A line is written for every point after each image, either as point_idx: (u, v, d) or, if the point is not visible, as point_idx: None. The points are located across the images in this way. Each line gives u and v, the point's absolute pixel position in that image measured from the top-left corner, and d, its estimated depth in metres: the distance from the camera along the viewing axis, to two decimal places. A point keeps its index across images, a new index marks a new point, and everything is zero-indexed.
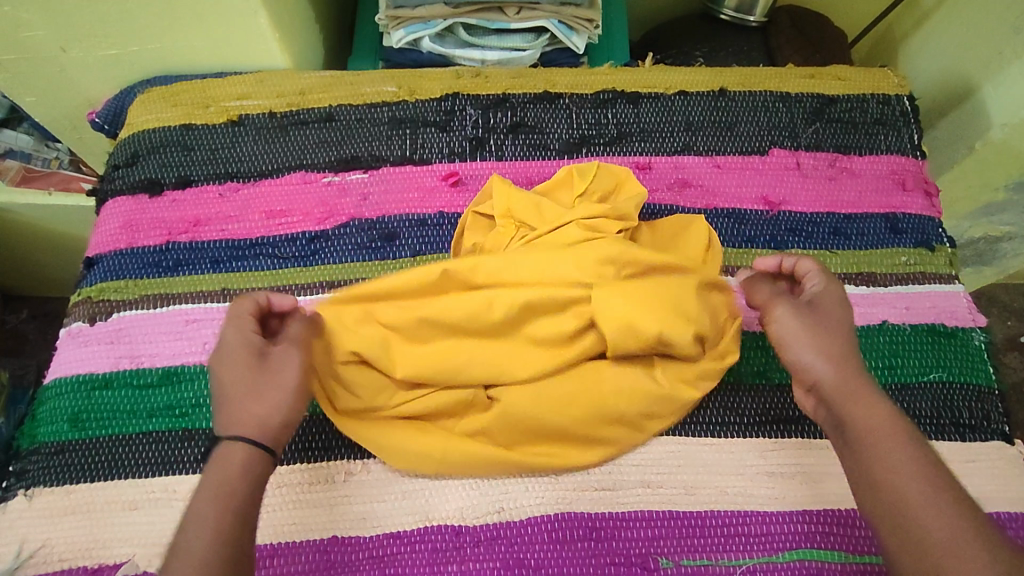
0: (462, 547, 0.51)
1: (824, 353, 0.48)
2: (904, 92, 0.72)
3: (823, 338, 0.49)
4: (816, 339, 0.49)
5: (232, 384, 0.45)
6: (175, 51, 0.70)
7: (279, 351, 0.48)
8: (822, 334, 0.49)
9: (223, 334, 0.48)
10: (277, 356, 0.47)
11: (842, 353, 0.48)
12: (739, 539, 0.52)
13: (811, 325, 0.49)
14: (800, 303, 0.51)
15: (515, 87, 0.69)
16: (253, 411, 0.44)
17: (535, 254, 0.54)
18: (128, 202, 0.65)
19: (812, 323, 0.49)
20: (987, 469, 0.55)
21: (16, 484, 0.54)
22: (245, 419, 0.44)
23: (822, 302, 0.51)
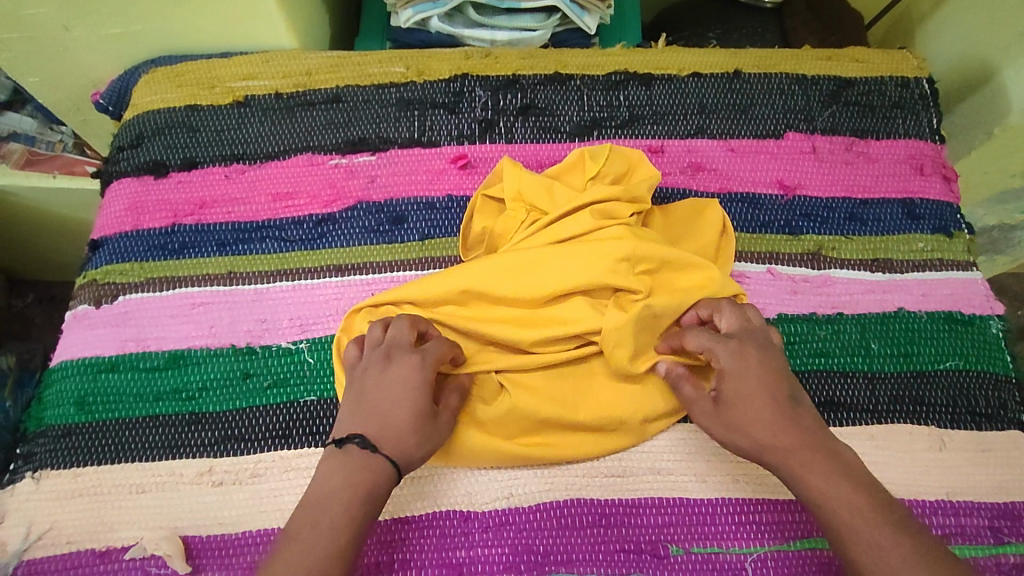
0: (471, 533, 0.51)
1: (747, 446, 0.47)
2: (923, 75, 0.70)
3: (739, 432, 0.47)
4: (735, 437, 0.48)
5: (403, 412, 0.47)
6: (179, 29, 0.69)
7: (444, 409, 0.50)
8: (738, 430, 0.47)
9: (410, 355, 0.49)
10: (442, 416, 0.49)
11: (767, 438, 0.46)
12: (751, 527, 0.52)
13: (726, 424, 0.48)
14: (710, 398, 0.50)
15: (524, 68, 0.68)
16: (410, 450, 0.46)
17: (552, 253, 0.53)
18: (133, 183, 0.64)
19: (723, 419, 0.48)
20: (1003, 459, 0.55)
21: (23, 466, 0.54)
22: (403, 456, 0.46)
23: (725, 380, 0.49)
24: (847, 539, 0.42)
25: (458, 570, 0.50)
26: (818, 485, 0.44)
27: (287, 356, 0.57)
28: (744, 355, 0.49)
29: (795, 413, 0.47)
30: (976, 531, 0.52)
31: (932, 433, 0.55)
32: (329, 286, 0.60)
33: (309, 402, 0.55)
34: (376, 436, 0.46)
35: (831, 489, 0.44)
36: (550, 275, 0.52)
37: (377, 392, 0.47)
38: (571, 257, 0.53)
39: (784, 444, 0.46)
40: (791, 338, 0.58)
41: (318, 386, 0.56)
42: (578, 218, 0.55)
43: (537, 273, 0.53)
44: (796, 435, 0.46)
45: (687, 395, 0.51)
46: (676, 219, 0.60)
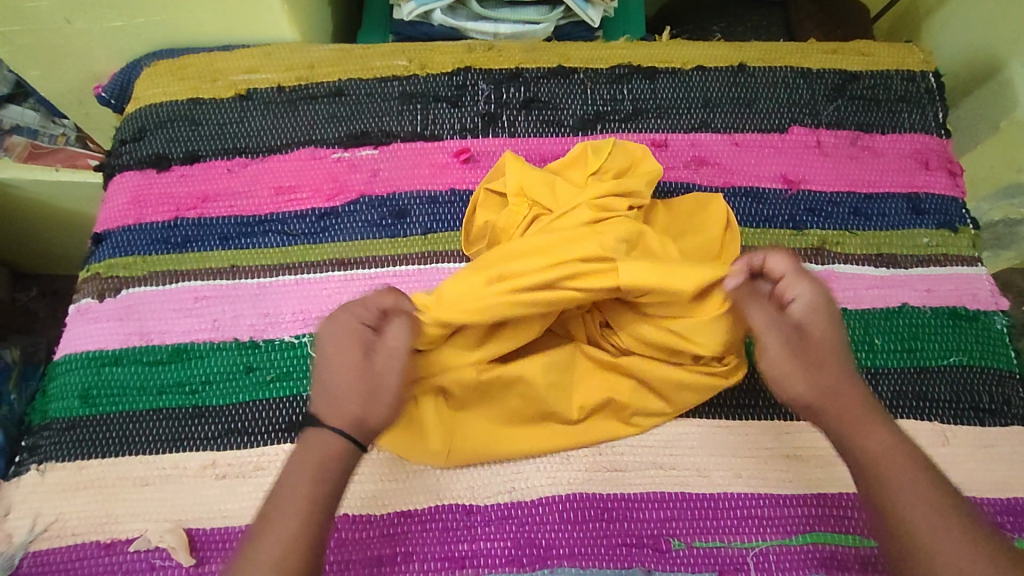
0: (474, 526, 0.51)
1: (814, 389, 0.48)
2: (929, 68, 0.70)
3: (811, 375, 0.48)
4: (809, 377, 0.48)
5: (337, 372, 0.46)
6: (181, 22, 0.68)
7: (382, 356, 0.47)
8: (814, 370, 0.48)
9: (340, 311, 0.48)
10: (377, 362, 0.46)
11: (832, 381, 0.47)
12: (752, 522, 0.52)
13: (797, 365, 0.48)
14: (788, 331, 0.49)
15: (528, 62, 0.68)
16: (352, 409, 0.45)
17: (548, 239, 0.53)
18: (136, 177, 0.64)
19: (801, 358, 0.48)
20: (1006, 454, 0.55)
21: (29, 458, 0.54)
22: (341, 417, 0.45)
23: (811, 318, 0.48)
24: (901, 507, 0.42)
25: (460, 563, 0.50)
26: (874, 446, 0.45)
27: (290, 350, 0.57)
28: (828, 302, 0.49)
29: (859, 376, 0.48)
30: None
31: (935, 429, 0.55)
32: (332, 280, 0.60)
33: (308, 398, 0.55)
34: (320, 406, 0.46)
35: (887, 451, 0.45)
36: (547, 253, 0.52)
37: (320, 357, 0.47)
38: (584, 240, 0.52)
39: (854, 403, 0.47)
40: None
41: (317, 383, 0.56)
42: (583, 215, 0.54)
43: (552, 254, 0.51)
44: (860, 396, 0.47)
45: (757, 322, 0.49)
46: (678, 213, 0.60)
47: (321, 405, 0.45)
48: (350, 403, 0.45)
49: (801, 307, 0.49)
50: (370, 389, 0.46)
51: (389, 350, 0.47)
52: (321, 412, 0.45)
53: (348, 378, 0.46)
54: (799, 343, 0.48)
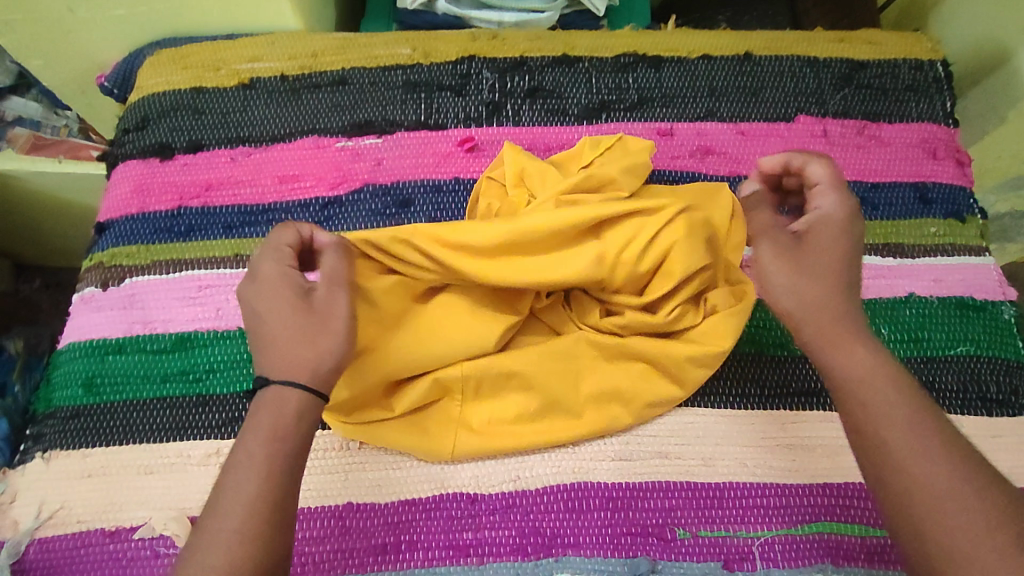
0: (478, 515, 0.51)
1: (810, 290, 0.44)
2: (937, 57, 0.69)
3: (812, 273, 0.45)
4: (803, 274, 0.45)
5: (273, 324, 0.43)
6: (184, 11, 0.68)
7: (321, 289, 0.45)
8: (810, 271, 0.45)
9: (258, 262, 0.45)
10: (319, 295, 0.45)
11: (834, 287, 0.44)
12: (758, 511, 0.51)
13: (802, 262, 0.45)
14: (792, 234, 0.48)
15: (532, 51, 0.67)
16: (303, 352, 0.42)
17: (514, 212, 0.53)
18: (139, 165, 0.64)
19: (803, 258, 0.46)
20: (1013, 444, 0.54)
21: (33, 447, 0.54)
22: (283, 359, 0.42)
23: (820, 224, 0.47)
24: None
25: (465, 551, 0.50)
26: None
27: None
28: (852, 217, 0.48)
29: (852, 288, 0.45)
30: None
31: None
32: None
33: None
34: (265, 361, 0.42)
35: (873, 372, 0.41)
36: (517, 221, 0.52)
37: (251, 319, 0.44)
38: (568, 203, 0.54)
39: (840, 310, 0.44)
40: (774, 326, 0.57)
41: None
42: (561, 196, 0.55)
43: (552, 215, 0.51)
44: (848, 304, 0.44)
45: (757, 223, 0.49)
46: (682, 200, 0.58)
47: (266, 362, 0.42)
48: (303, 346, 0.42)
49: (817, 214, 0.48)
50: (319, 323, 0.43)
51: (328, 278, 0.46)
52: (269, 369, 0.42)
53: (286, 322, 0.43)
54: (803, 240, 0.47)
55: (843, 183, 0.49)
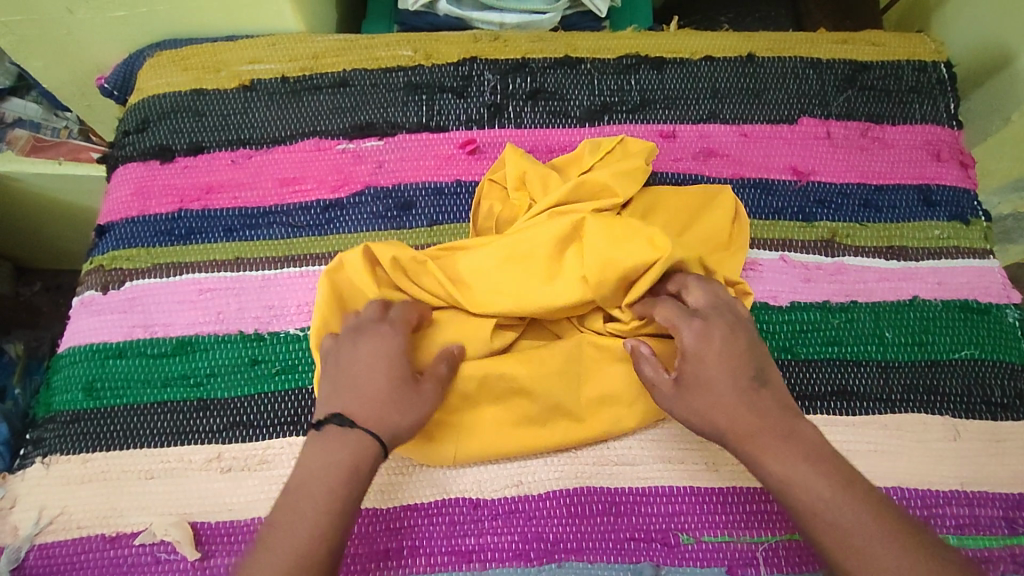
0: (480, 521, 0.51)
1: (711, 426, 0.46)
2: (941, 58, 0.69)
3: (700, 414, 0.46)
4: (697, 417, 0.46)
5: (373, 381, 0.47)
6: (184, 13, 0.68)
7: (428, 382, 0.48)
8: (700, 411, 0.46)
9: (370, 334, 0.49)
10: (425, 383, 0.48)
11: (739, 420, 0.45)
12: (761, 516, 0.51)
13: (689, 408, 0.46)
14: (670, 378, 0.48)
15: (534, 52, 0.67)
16: (392, 415, 0.46)
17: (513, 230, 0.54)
18: (139, 168, 0.64)
19: (684, 399, 0.47)
20: (1018, 448, 0.54)
21: (33, 451, 0.54)
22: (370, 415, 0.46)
23: (695, 357, 0.47)
24: None
25: (467, 557, 0.50)
26: None
27: (294, 342, 0.57)
28: (706, 336, 0.47)
29: (758, 390, 0.46)
30: (989, 522, 0.51)
31: (946, 423, 0.54)
32: None
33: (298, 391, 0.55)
34: (350, 407, 0.46)
35: (790, 474, 0.43)
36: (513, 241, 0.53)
37: (343, 366, 0.48)
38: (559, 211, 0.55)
39: (744, 426, 0.44)
40: (778, 328, 0.57)
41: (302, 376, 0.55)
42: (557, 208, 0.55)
43: (543, 232, 0.52)
44: (756, 415, 0.45)
45: (648, 373, 0.49)
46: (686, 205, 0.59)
47: (354, 407, 0.46)
48: (395, 413, 0.46)
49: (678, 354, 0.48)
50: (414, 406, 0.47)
51: (437, 379, 0.49)
52: (351, 413, 0.46)
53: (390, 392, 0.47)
54: (677, 385, 0.47)
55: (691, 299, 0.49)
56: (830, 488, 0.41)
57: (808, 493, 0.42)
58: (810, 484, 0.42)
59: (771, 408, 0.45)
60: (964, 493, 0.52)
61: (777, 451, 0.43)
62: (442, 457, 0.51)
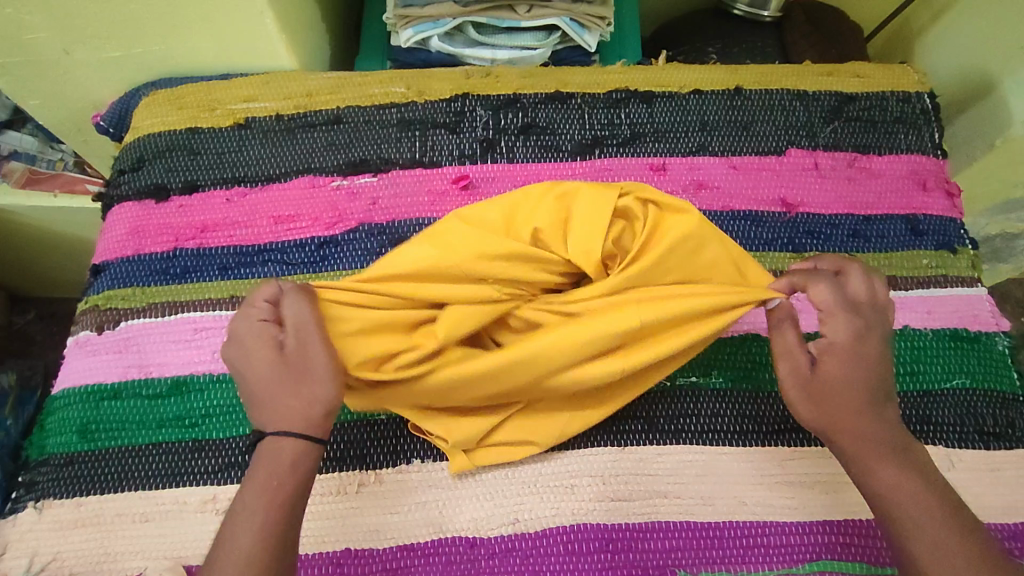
0: (477, 560, 0.51)
1: (828, 418, 0.45)
2: (924, 89, 0.70)
3: (823, 404, 0.46)
4: (815, 406, 0.46)
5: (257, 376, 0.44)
6: (181, 52, 0.69)
7: (291, 339, 0.44)
8: (820, 398, 0.46)
9: (235, 323, 0.46)
10: (291, 344, 0.44)
11: (862, 422, 0.45)
12: (759, 551, 0.51)
13: (808, 391, 0.46)
14: (805, 361, 0.47)
15: (525, 88, 0.68)
16: (284, 405, 0.43)
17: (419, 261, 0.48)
18: (134, 207, 0.64)
19: (813, 387, 0.46)
20: (1013, 477, 0.54)
21: (25, 495, 0.54)
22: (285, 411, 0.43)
23: (827, 352, 0.46)
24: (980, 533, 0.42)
25: None
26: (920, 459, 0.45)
27: None
28: (861, 338, 0.46)
29: (885, 403, 0.46)
30: None
31: (939, 453, 0.55)
32: None
33: (234, 439, 0.55)
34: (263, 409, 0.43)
35: (898, 487, 0.43)
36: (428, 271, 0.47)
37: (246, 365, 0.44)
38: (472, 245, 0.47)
39: (866, 429, 0.45)
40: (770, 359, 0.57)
41: (245, 424, 0.55)
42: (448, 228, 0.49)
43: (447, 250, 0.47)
44: (879, 424, 0.45)
45: (779, 344, 0.48)
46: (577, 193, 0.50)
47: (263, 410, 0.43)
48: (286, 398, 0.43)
49: (826, 342, 0.46)
50: (300, 375, 0.43)
51: (296, 325, 0.44)
52: (271, 416, 0.43)
53: (268, 377, 0.43)
54: (810, 373, 0.47)
55: (863, 301, 0.47)
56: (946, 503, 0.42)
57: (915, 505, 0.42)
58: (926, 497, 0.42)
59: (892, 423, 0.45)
60: None
61: (891, 462, 0.44)
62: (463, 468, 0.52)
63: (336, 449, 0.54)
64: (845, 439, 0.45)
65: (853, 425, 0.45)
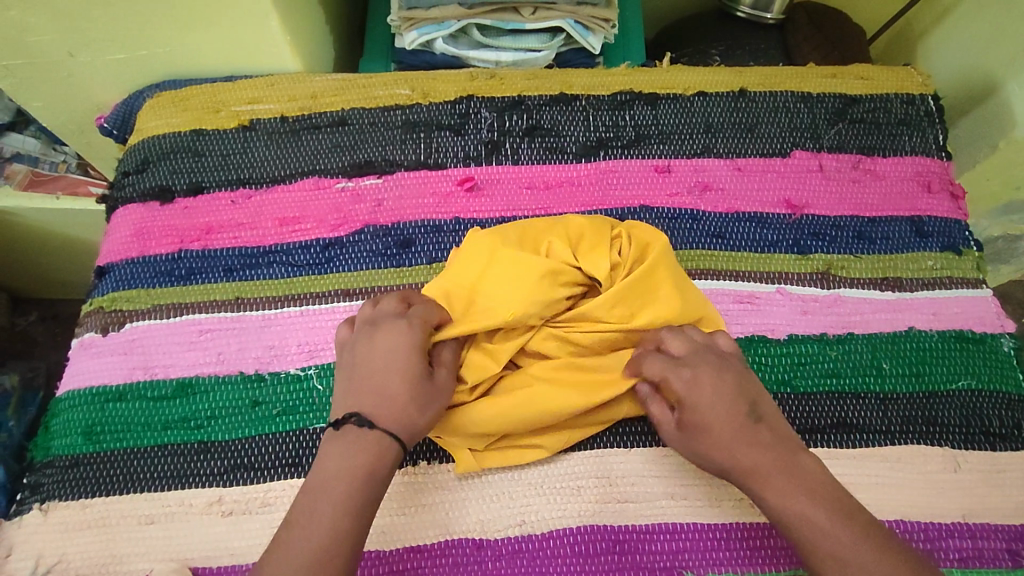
0: (484, 561, 0.50)
1: (715, 464, 0.47)
2: (928, 92, 0.70)
3: (704, 456, 0.48)
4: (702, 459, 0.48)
5: (398, 376, 0.47)
6: (186, 54, 0.69)
7: (442, 371, 0.49)
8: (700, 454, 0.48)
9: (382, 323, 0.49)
10: (439, 375, 0.49)
11: (751, 456, 0.46)
12: (765, 552, 0.51)
13: (691, 448, 0.48)
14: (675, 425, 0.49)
15: (530, 90, 0.68)
16: (410, 415, 0.46)
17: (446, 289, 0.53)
18: (139, 209, 0.64)
19: (691, 444, 0.48)
20: (1018, 479, 0.54)
21: (30, 497, 0.54)
22: (403, 420, 0.46)
23: (689, 409, 0.48)
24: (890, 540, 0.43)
25: None
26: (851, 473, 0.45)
27: (296, 382, 0.56)
28: (695, 387, 0.48)
29: (755, 428, 0.47)
30: (992, 555, 0.51)
31: (946, 454, 0.55)
32: (338, 310, 0.59)
33: (240, 441, 0.54)
34: (371, 406, 0.46)
35: (792, 507, 0.44)
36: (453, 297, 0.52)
37: (377, 358, 0.48)
38: (481, 272, 0.52)
39: (747, 463, 0.46)
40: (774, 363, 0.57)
41: (251, 426, 0.55)
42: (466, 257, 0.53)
43: (467, 275, 0.52)
44: (762, 451, 0.46)
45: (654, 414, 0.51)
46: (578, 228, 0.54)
47: (371, 406, 0.46)
48: (411, 411, 0.46)
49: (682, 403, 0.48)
50: (433, 399, 0.48)
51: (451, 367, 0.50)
52: (378, 414, 0.46)
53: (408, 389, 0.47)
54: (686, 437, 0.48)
55: (690, 352, 0.49)
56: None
57: (813, 522, 0.43)
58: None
59: (769, 445, 0.46)
60: (966, 526, 0.52)
61: (782, 485, 0.45)
62: (470, 470, 0.53)
63: None
64: (737, 474, 0.46)
65: (737, 460, 0.46)
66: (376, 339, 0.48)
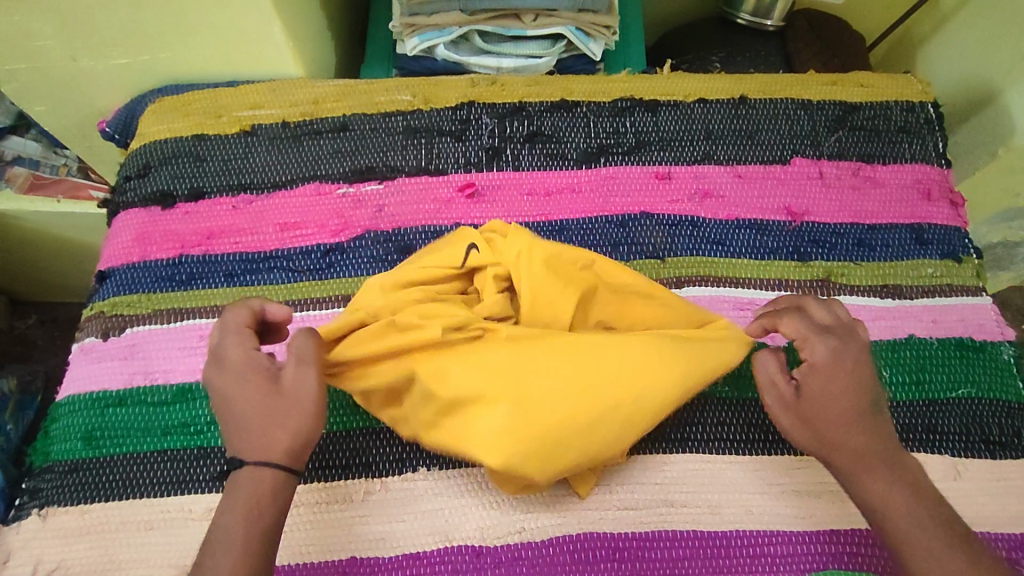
0: (483, 569, 0.50)
1: (816, 437, 0.46)
2: (928, 99, 0.70)
3: (811, 425, 0.46)
4: (807, 430, 0.47)
5: (245, 396, 0.45)
6: (188, 59, 0.69)
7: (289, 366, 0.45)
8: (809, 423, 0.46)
9: (221, 345, 0.47)
10: (287, 375, 0.45)
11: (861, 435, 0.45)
12: (766, 560, 0.51)
13: (795, 416, 0.47)
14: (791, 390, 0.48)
15: (531, 96, 0.68)
16: (272, 433, 0.44)
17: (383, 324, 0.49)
18: (139, 214, 0.64)
19: (799, 411, 0.47)
20: (1019, 487, 0.54)
21: (28, 503, 0.53)
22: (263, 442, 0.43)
23: (811, 375, 0.47)
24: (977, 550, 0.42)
25: None
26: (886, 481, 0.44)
27: None
28: (840, 357, 0.47)
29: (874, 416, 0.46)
30: None
31: (946, 462, 0.55)
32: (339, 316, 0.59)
33: None
34: (237, 436, 0.44)
35: (883, 496, 0.44)
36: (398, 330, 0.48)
37: (225, 383, 0.45)
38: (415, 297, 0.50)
39: (855, 445, 0.45)
40: None
41: None
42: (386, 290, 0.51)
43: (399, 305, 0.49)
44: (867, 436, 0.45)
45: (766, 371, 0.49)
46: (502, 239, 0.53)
47: (237, 437, 0.44)
48: (271, 428, 0.44)
49: (807, 367, 0.47)
50: (287, 402, 0.44)
51: (298, 357, 0.46)
52: (245, 445, 0.44)
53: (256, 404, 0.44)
54: (795, 400, 0.47)
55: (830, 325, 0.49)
56: (927, 514, 0.43)
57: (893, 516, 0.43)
58: (906, 505, 0.43)
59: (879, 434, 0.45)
60: None
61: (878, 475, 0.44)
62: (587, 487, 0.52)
63: (345, 458, 0.53)
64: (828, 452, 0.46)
65: (842, 440, 0.45)
66: (219, 363, 0.46)
